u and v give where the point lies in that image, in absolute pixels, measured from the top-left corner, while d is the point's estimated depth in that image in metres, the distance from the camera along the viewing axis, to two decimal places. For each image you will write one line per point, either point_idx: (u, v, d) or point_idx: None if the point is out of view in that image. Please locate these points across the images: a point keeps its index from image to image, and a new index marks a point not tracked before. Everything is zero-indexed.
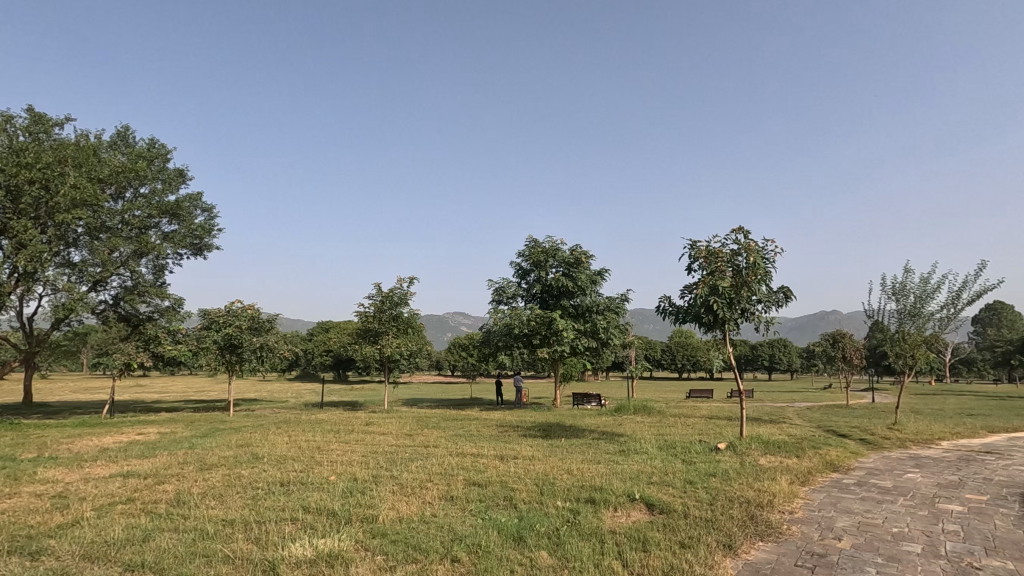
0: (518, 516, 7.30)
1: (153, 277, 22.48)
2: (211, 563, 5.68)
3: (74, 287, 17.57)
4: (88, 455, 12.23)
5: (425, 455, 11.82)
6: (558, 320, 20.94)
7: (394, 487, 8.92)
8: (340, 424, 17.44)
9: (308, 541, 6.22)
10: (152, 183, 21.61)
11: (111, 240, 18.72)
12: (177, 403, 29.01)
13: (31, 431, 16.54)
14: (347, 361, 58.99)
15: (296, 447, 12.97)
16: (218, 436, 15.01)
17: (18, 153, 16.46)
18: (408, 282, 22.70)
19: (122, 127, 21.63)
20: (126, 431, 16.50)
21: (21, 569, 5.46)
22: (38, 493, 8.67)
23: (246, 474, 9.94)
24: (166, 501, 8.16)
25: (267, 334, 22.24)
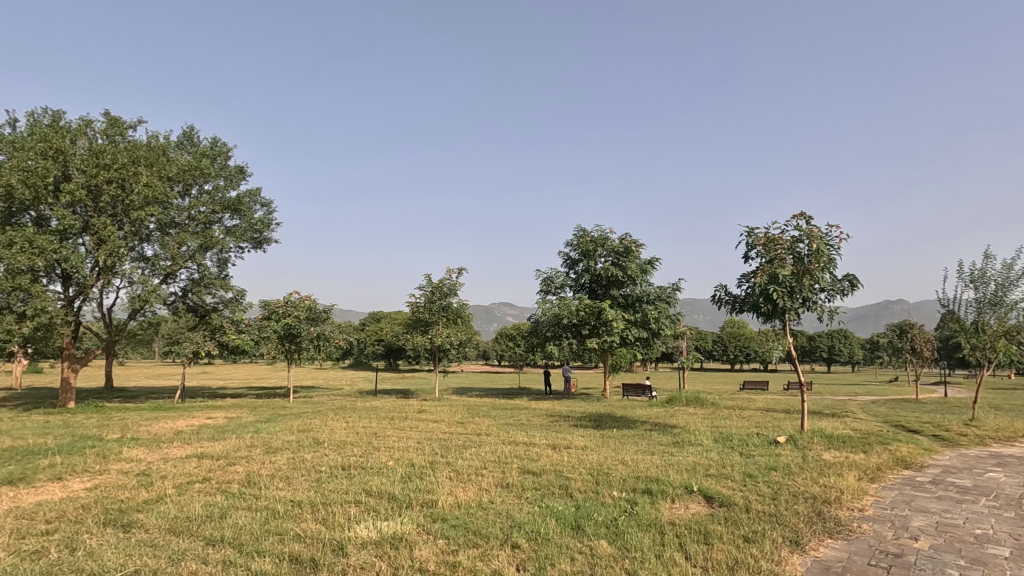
0: (574, 505, 7.31)
1: (218, 269, 23.60)
2: (285, 541, 5.99)
3: (148, 280, 18.71)
4: (165, 436, 13.08)
5: (477, 443, 12.01)
6: (607, 311, 20.75)
7: (450, 473, 9.11)
8: (394, 412, 17.93)
9: (373, 523, 6.45)
10: (215, 180, 22.65)
11: (180, 235, 19.78)
12: (242, 390, 30.51)
13: (114, 414, 17.80)
14: (397, 350, 60.54)
15: (354, 432, 13.43)
16: (281, 421, 15.73)
17: (97, 155, 17.57)
18: (457, 273, 23.00)
19: (188, 128, 22.71)
20: (197, 415, 17.54)
21: (116, 540, 5.90)
22: (124, 471, 9.36)
23: (309, 458, 10.37)
24: (239, 481, 8.63)
25: (324, 323, 23.09)
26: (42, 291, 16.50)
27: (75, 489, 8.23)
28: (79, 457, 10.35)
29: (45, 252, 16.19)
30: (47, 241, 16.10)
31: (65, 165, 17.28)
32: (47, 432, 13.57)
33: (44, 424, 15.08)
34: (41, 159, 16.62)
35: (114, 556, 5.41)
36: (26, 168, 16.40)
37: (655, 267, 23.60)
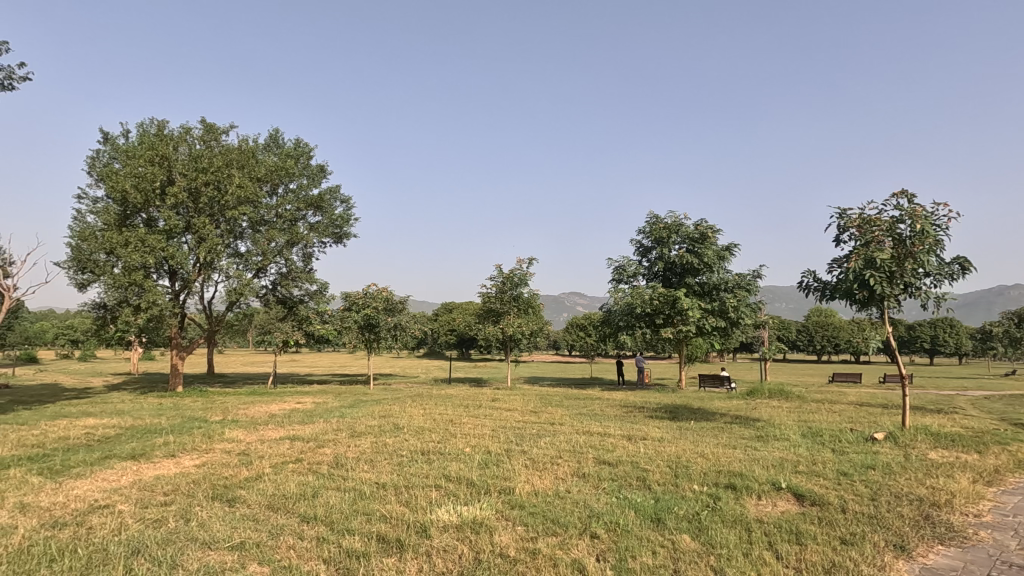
0: (654, 497, 7.13)
1: (304, 264, 24.95)
2: (372, 521, 6.26)
3: (242, 275, 20.15)
4: (261, 419, 14.09)
5: (552, 432, 12.00)
6: (682, 299, 20.07)
7: (526, 461, 9.16)
8: (468, 400, 18.30)
9: (453, 507, 6.62)
10: (299, 179, 23.92)
11: (269, 232, 21.13)
12: (326, 377, 32.33)
13: (216, 397, 19.42)
14: (470, 339, 61.77)
15: (431, 419, 13.85)
16: (363, 407, 16.50)
17: (196, 159, 19.10)
18: (528, 263, 23.03)
19: (274, 131, 24.03)
20: (288, 400, 18.75)
21: (223, 513, 6.42)
22: (227, 450, 10.17)
23: (390, 443, 10.79)
24: (328, 462, 9.14)
25: (400, 314, 23.98)
26: (153, 286, 18.16)
27: (186, 465, 9.04)
28: (188, 437, 11.36)
29: (155, 251, 17.81)
30: (157, 241, 17.72)
31: (169, 171, 18.85)
32: (161, 414, 15.01)
33: (158, 406, 16.69)
34: (150, 166, 18.23)
35: (222, 528, 5.89)
36: (137, 175, 18.07)
37: (733, 253, 22.47)
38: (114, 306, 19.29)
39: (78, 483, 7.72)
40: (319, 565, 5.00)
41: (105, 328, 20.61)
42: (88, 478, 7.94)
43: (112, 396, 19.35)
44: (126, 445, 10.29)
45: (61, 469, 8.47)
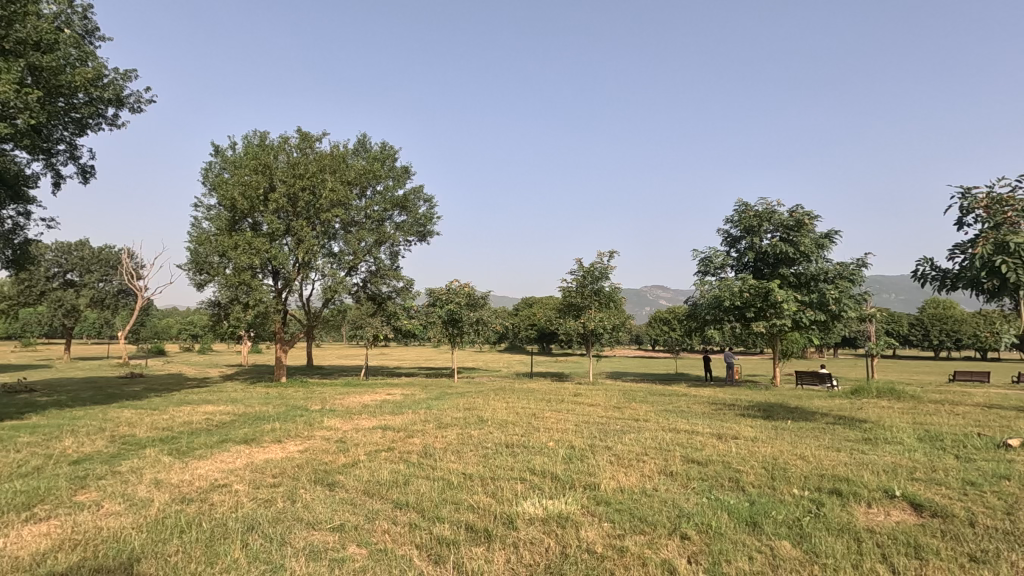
0: (748, 500, 6.76)
1: (391, 262, 26.03)
2: (460, 510, 6.45)
3: (335, 274, 21.38)
4: (355, 409, 14.93)
5: (636, 428, 11.73)
6: (776, 291, 18.87)
7: (610, 457, 9.01)
8: (550, 394, 18.31)
9: (538, 501, 6.65)
10: (385, 181, 24.96)
11: (359, 232, 22.27)
12: (414, 370, 33.70)
13: (315, 388, 20.80)
14: (550, 334, 61.79)
15: (514, 412, 14.01)
16: (448, 400, 16.99)
17: (294, 167, 20.47)
18: (609, 256, 22.62)
19: (361, 136, 25.21)
20: (378, 391, 19.73)
21: (324, 496, 6.87)
22: (326, 437, 10.87)
23: (475, 435, 11.04)
24: (417, 452, 9.52)
25: (482, 309, 24.44)
26: (259, 285, 19.73)
27: (291, 450, 9.77)
28: (292, 424, 12.25)
29: (260, 252, 19.30)
30: (261, 243, 19.22)
31: (271, 178, 20.38)
32: (269, 402, 16.30)
33: (266, 395, 18.15)
34: (254, 174, 19.78)
35: (324, 510, 6.31)
36: (244, 184, 19.68)
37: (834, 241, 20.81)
38: (227, 304, 21.18)
39: (201, 463, 8.56)
40: (412, 551, 5.22)
41: (220, 323, 22.69)
42: (209, 459, 8.79)
43: (227, 386, 21.30)
44: (240, 430, 11.28)
45: (186, 450, 9.44)
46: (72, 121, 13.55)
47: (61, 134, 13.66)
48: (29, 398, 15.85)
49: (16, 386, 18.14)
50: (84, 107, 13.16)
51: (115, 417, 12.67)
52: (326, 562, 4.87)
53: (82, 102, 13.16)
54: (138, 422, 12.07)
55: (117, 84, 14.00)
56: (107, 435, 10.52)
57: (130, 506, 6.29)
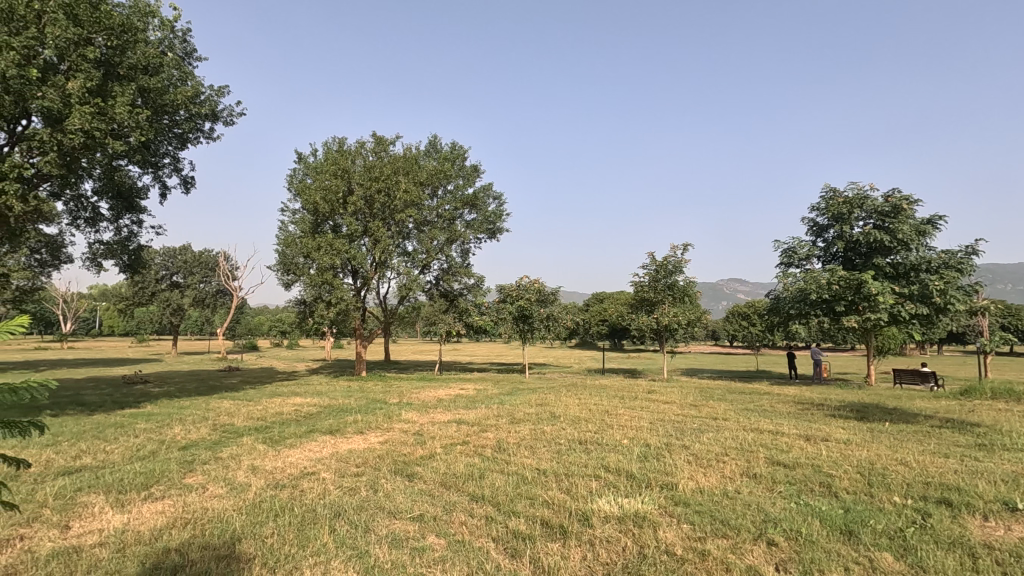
0: (842, 507, 6.31)
1: (462, 259, 26.48)
2: (535, 505, 6.47)
3: (410, 272, 22.08)
4: (431, 403, 15.35)
5: (715, 428, 11.27)
6: (870, 283, 17.47)
7: (688, 457, 8.71)
8: (623, 391, 17.97)
9: (614, 499, 6.54)
10: (456, 180, 25.41)
11: (431, 232, 22.87)
12: (486, 365, 34.17)
13: (393, 382, 21.58)
14: (621, 329, 60.60)
15: (586, 409, 13.87)
16: (520, 395, 17.09)
17: (370, 170, 21.32)
18: (683, 249, 21.83)
19: (432, 137, 25.79)
20: (452, 386, 20.19)
21: (404, 486, 7.12)
22: (404, 430, 11.26)
23: (548, 431, 11.03)
24: (491, 446, 9.65)
25: (552, 305, 24.40)
26: (340, 283, 20.73)
27: (372, 441, 10.21)
28: (372, 416, 12.80)
29: (340, 253, 20.28)
30: (341, 245, 20.17)
31: (349, 182, 21.34)
32: (351, 395, 17.12)
33: (348, 389, 19.08)
34: (334, 178, 20.77)
35: (404, 500, 6.54)
36: (325, 188, 20.74)
37: (938, 227, 18.99)
38: (311, 302, 22.41)
39: (292, 452, 9.13)
40: (489, 543, 5.30)
41: (306, 320, 24.06)
42: (298, 448, 9.36)
43: (312, 380, 22.60)
44: (325, 422, 11.92)
45: (279, 439, 10.11)
46: (175, 136, 14.83)
47: (167, 149, 15.00)
48: (145, 389, 17.55)
49: (134, 377, 20.16)
50: (185, 122, 14.37)
51: (216, 407, 13.78)
52: (408, 550, 5.05)
53: (183, 118, 14.39)
54: (236, 412, 13.04)
55: (212, 99, 15.15)
56: (210, 423, 11.45)
57: (232, 490, 6.83)
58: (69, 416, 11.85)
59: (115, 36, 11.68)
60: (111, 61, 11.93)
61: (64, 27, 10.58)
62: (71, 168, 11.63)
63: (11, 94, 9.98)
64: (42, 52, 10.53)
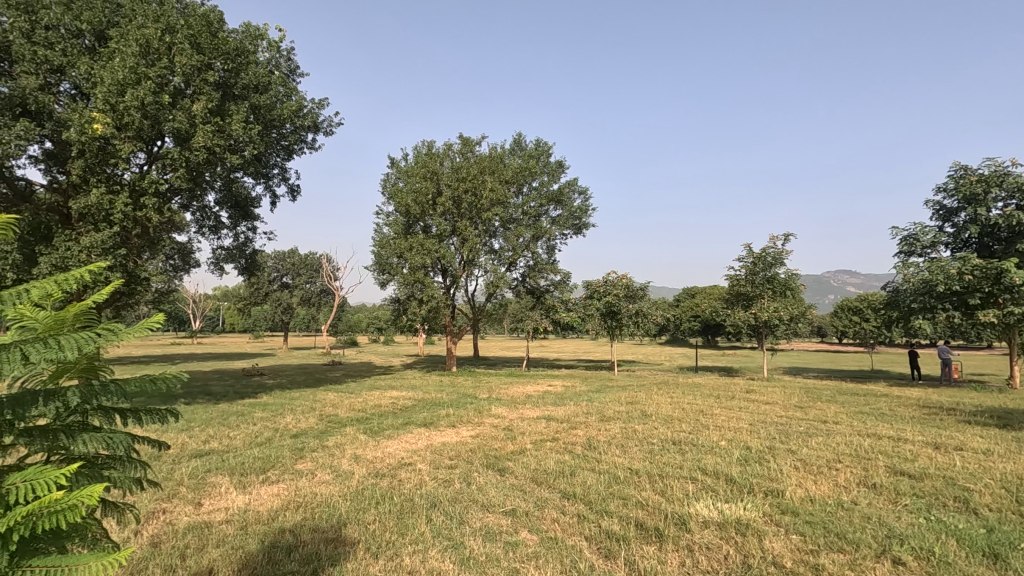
0: (984, 526, 5.55)
1: (548, 256, 26.43)
2: (628, 505, 6.29)
3: (496, 269, 22.40)
4: (519, 399, 15.46)
5: (825, 431, 10.39)
6: (1012, 272, 15.30)
7: (795, 462, 8.07)
8: (719, 390, 17.11)
9: (713, 503, 6.21)
10: (541, 177, 25.36)
11: (517, 229, 23.06)
12: (573, 362, 33.95)
13: (482, 378, 22.04)
14: (715, 326, 57.68)
15: (680, 408, 13.34)
16: (609, 392, 16.77)
17: (458, 171, 21.87)
18: (785, 240, 20.18)
19: (516, 135, 25.85)
20: (540, 382, 20.23)
21: (496, 481, 7.21)
22: (494, 425, 11.42)
23: (640, 429, 10.73)
24: (581, 443, 9.54)
25: (641, 300, 23.75)
26: (431, 282, 21.45)
27: (463, 435, 10.46)
28: (463, 411, 13.11)
29: (431, 252, 21.02)
30: (432, 244, 20.90)
31: (438, 183, 22.01)
32: (443, 390, 17.69)
33: (440, 383, 19.74)
34: (424, 181, 21.52)
35: (496, 494, 6.63)
36: (415, 190, 21.56)
37: None
38: (404, 300, 23.40)
39: (390, 442, 9.58)
40: (581, 542, 5.21)
41: (400, 317, 25.18)
42: (396, 440, 9.79)
43: (407, 374, 23.61)
44: (420, 414, 12.40)
45: (378, 430, 10.65)
46: (282, 148, 16.05)
47: (276, 160, 16.28)
48: (261, 381, 19.20)
49: (252, 370, 22.16)
50: (291, 135, 15.55)
51: (322, 399, 14.77)
52: (501, 543, 5.10)
53: (289, 131, 15.54)
54: (339, 403, 13.90)
55: (313, 111, 16.21)
56: (316, 413, 12.29)
57: (337, 477, 7.27)
58: (200, 405, 13.25)
59: (230, 59, 12.86)
60: (228, 83, 13.11)
61: (189, 55, 11.78)
62: (197, 182, 12.94)
63: (149, 119, 11.27)
64: (172, 80, 11.75)
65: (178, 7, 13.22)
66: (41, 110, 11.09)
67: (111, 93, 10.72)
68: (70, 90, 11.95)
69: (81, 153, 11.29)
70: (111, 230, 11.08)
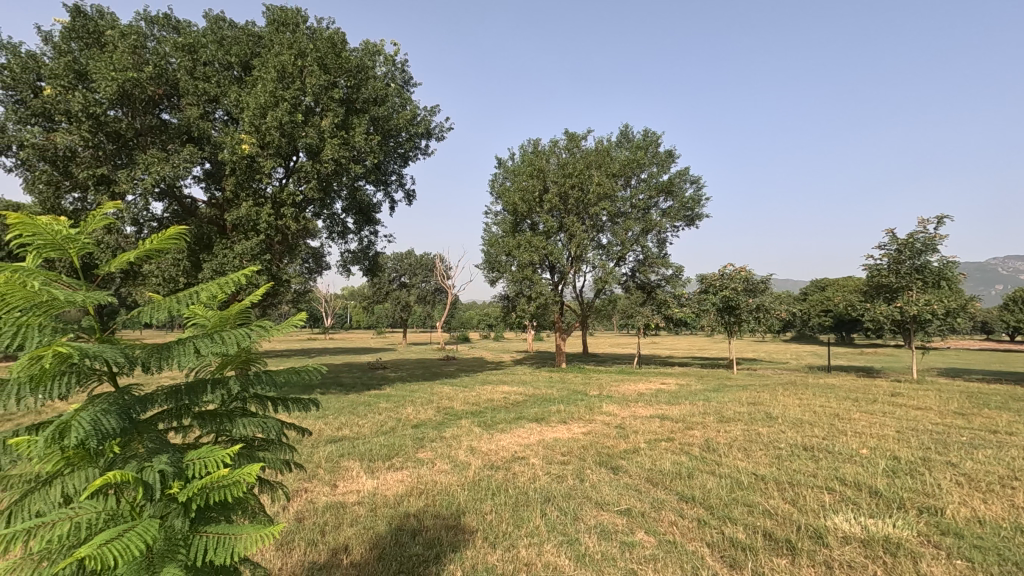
0: None
1: (659, 250, 25.48)
2: (754, 513, 5.88)
3: (605, 265, 21.99)
4: (632, 397, 15.07)
5: (996, 444, 8.94)
6: None
7: (956, 477, 7.03)
8: (858, 392, 15.41)
9: (854, 517, 5.60)
10: (650, 168, 24.46)
11: (626, 223, 22.50)
12: (687, 360, 32.46)
13: (592, 374, 21.84)
14: (851, 322, 52.19)
15: (811, 411, 12.22)
16: (728, 392, 15.80)
17: (564, 167, 21.81)
18: (938, 223, 17.67)
19: (623, 126, 25.19)
20: (653, 380, 19.61)
21: (610, 479, 7.09)
22: (606, 422, 11.25)
23: (765, 432, 9.99)
24: (699, 445, 9.08)
25: (762, 295, 22.15)
26: (539, 279, 21.60)
27: (574, 432, 10.42)
28: (574, 407, 13.09)
29: (538, 250, 21.20)
30: (539, 242, 21.08)
31: (545, 181, 22.13)
32: (553, 386, 17.78)
33: (550, 379, 19.86)
34: (531, 179, 21.76)
35: (610, 492, 6.52)
36: (523, 189, 21.89)
37: None
38: (514, 297, 23.82)
39: (503, 436, 9.80)
40: (704, 548, 4.96)
41: (509, 314, 25.71)
42: (508, 433, 10.00)
43: (517, 370, 24.03)
44: (532, 410, 12.54)
45: (491, 424, 10.95)
46: (399, 155, 17.08)
47: (393, 167, 17.34)
48: (384, 374, 20.61)
49: (376, 363, 23.85)
50: (406, 142, 16.49)
51: (438, 392, 15.50)
52: (618, 543, 5.00)
53: (404, 139, 16.48)
54: (454, 397, 14.49)
55: (426, 119, 17.04)
56: (434, 405, 12.92)
57: (455, 467, 7.58)
58: (333, 395, 14.53)
59: (351, 76, 13.91)
60: (351, 98, 14.19)
61: (317, 76, 12.94)
62: (327, 192, 14.16)
63: (287, 137, 12.53)
64: (304, 100, 12.95)
65: (308, 33, 14.52)
66: (202, 135, 12.75)
67: (255, 116, 12.04)
68: (223, 116, 13.60)
69: (233, 172, 12.82)
70: (257, 238, 12.52)
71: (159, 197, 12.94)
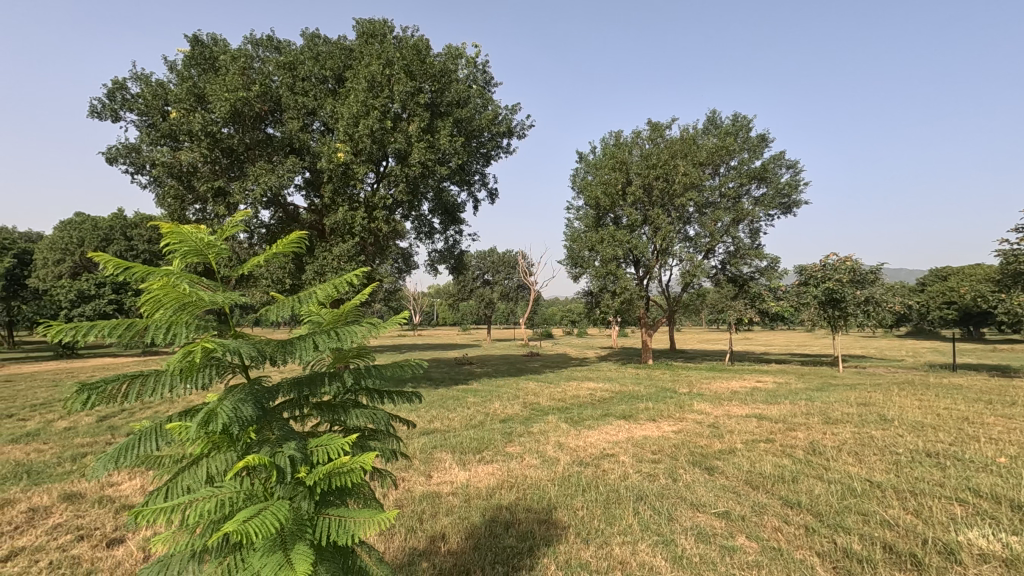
0: None
1: (752, 240, 24.08)
2: (870, 523, 5.42)
3: (693, 257, 21.12)
4: (725, 395, 14.38)
5: None
6: None
7: None
8: (991, 393, 13.70)
9: (992, 533, 5.01)
10: (740, 155, 23.15)
11: (715, 213, 21.46)
12: (785, 357, 30.46)
13: (681, 371, 21.08)
14: (980, 315, 46.35)
15: (934, 413, 11.01)
16: (834, 391, 14.64)
17: (647, 159, 21.17)
18: None
19: (710, 112, 24.03)
20: (747, 378, 18.61)
21: (704, 480, 6.82)
22: (698, 421, 10.82)
23: (879, 436, 9.16)
24: (802, 447, 8.50)
25: (872, 286, 20.29)
26: (623, 274, 21.16)
27: (664, 430, 10.12)
28: (663, 405, 12.70)
29: (622, 244, 20.77)
30: (622, 235, 20.63)
31: (628, 173, 21.60)
32: (641, 383, 17.36)
33: (636, 376, 19.43)
34: (613, 172, 21.36)
35: (705, 493, 6.27)
36: (605, 182, 21.52)
37: None
38: (597, 293, 23.53)
39: (591, 432, 9.71)
40: (812, 558, 4.65)
41: (593, 310, 25.44)
42: (596, 430, 9.90)
43: (603, 366, 23.72)
44: (619, 407, 12.32)
45: (578, 420, 10.88)
46: (482, 155, 17.42)
47: (477, 167, 17.70)
48: (471, 369, 21.15)
49: (464, 359, 24.53)
50: (488, 142, 16.77)
51: (524, 388, 15.65)
52: (717, 547, 4.80)
53: (487, 139, 16.77)
54: (540, 393, 14.57)
55: (507, 117, 17.24)
56: (521, 401, 13.06)
57: (543, 462, 7.62)
58: (423, 389, 15.12)
59: (435, 80, 14.36)
60: (435, 102, 14.64)
61: (404, 83, 13.47)
62: (415, 194, 14.73)
63: (377, 143, 13.17)
64: (392, 107, 13.56)
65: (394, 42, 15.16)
66: (302, 146, 13.71)
67: (349, 125, 12.76)
68: (320, 127, 14.55)
69: (331, 178, 13.68)
70: (353, 240, 13.29)
71: (267, 205, 14.09)
